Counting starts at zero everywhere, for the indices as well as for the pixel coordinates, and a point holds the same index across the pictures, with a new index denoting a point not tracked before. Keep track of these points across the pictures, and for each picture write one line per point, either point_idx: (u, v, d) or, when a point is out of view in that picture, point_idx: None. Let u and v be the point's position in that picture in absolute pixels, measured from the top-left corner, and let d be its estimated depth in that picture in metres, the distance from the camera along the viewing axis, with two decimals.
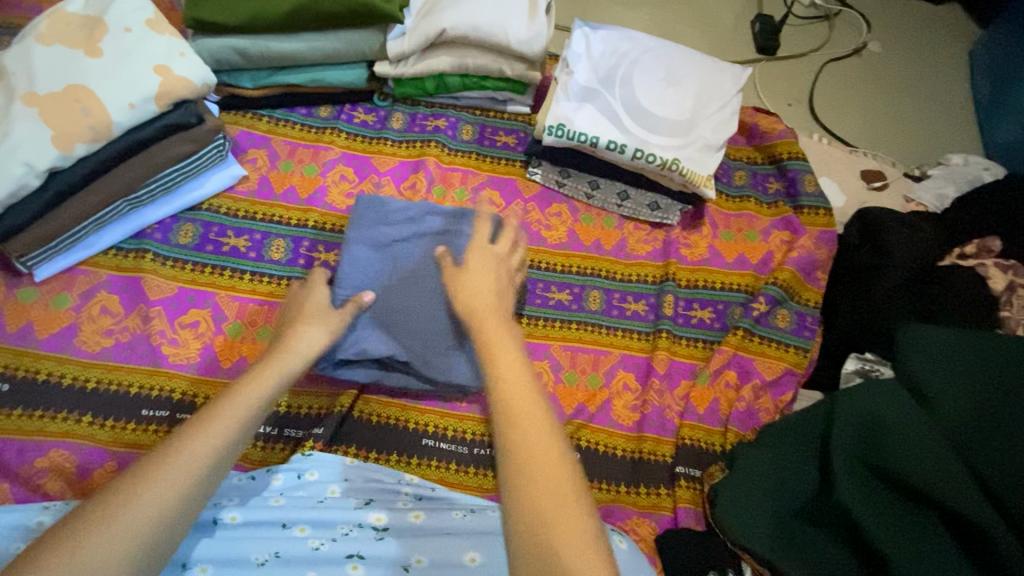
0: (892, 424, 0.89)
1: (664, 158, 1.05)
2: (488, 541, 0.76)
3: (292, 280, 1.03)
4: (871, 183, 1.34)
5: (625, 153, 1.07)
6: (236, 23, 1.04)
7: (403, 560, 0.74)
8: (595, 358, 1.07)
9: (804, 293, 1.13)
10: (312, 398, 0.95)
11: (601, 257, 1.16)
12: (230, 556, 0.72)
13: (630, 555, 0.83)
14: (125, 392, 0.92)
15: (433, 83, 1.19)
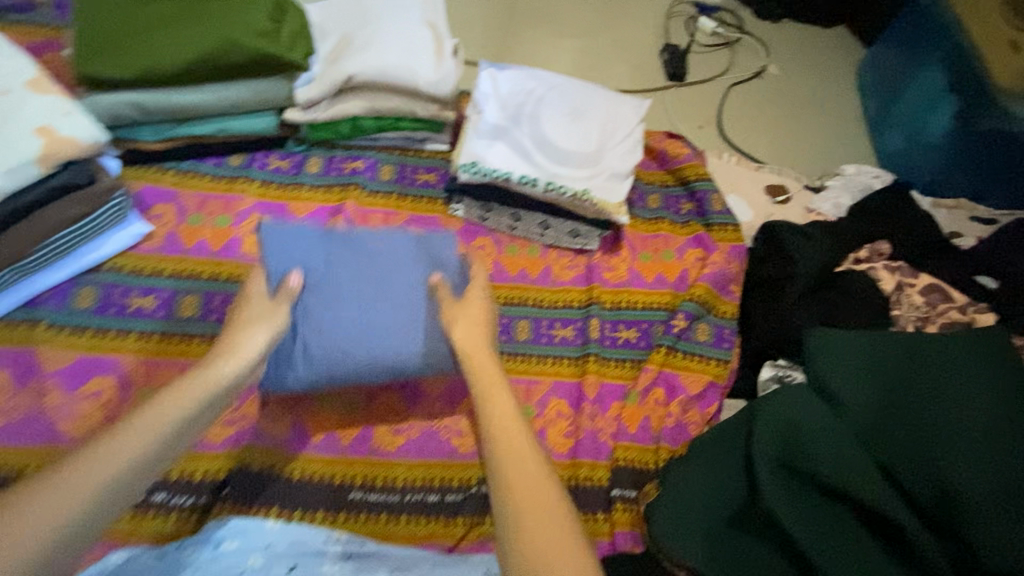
0: (809, 428, 0.93)
1: (576, 189, 1.09)
2: None
3: (204, 337, 0.98)
4: (776, 196, 1.43)
5: (538, 186, 1.09)
6: (131, 78, 1.02)
7: None
8: (527, 388, 1.07)
9: (721, 306, 1.18)
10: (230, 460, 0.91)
11: (527, 286, 1.18)
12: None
13: None
14: (17, 475, 0.85)
15: (348, 126, 1.19)
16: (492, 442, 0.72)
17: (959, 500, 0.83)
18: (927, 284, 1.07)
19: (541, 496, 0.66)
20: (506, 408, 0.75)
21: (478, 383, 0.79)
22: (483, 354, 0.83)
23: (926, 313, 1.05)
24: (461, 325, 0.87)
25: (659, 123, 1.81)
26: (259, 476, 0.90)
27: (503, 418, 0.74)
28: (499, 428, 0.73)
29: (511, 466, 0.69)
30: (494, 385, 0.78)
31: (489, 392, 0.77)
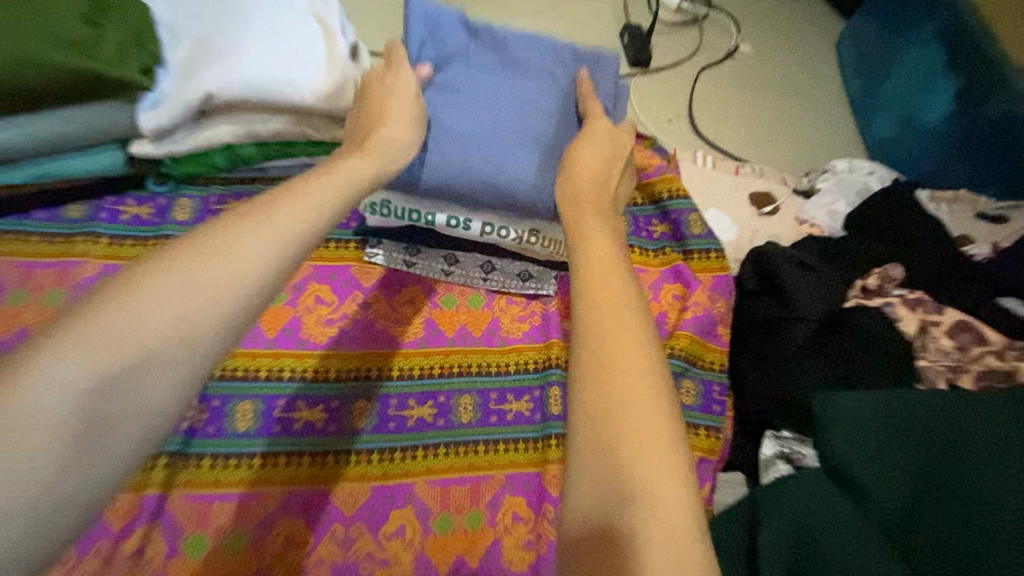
0: (816, 526, 0.73)
1: (520, 232, 0.92)
2: None
3: None
4: (762, 208, 1.21)
5: (471, 230, 0.92)
6: None
7: None
8: (472, 489, 0.84)
9: (707, 356, 0.96)
10: None
11: (469, 348, 0.95)
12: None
13: None
14: None
15: (223, 157, 0.93)
16: (588, 347, 0.48)
17: None
18: (956, 321, 0.87)
19: (643, 451, 0.43)
20: (617, 309, 0.50)
21: (580, 268, 0.55)
22: (587, 238, 0.58)
23: (960, 362, 0.85)
24: (580, 186, 0.67)
25: (625, 119, 1.57)
26: None
27: (614, 324, 0.49)
28: (600, 333, 0.48)
29: (608, 389, 0.46)
30: (603, 274, 0.53)
31: (591, 284, 0.52)
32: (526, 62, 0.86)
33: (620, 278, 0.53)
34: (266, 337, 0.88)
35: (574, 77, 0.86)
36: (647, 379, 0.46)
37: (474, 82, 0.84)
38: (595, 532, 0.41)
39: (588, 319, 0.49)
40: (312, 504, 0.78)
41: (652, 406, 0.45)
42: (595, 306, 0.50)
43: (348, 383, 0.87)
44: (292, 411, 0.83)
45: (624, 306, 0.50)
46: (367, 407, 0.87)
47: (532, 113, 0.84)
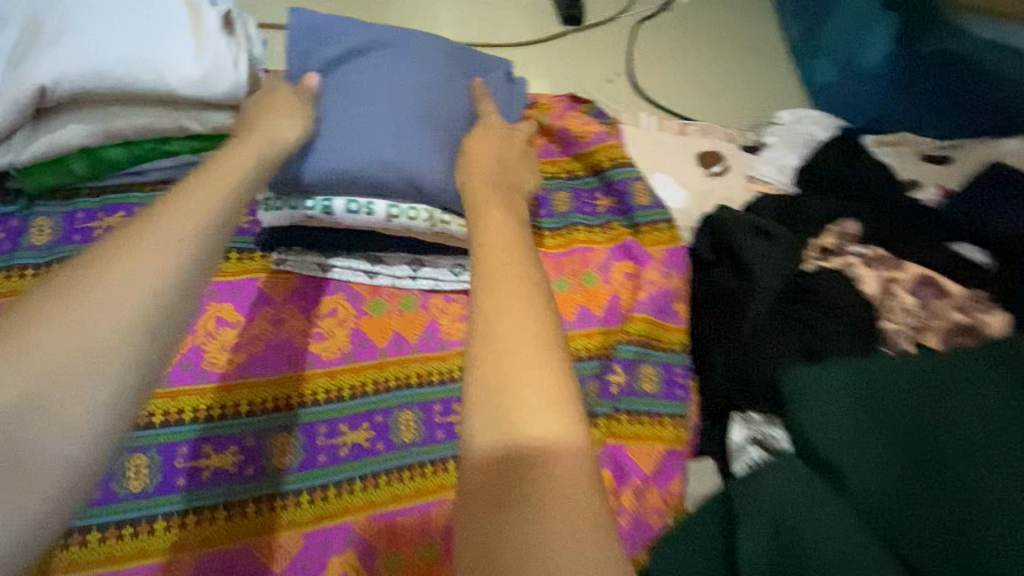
0: (801, 519, 0.66)
1: (425, 213, 0.81)
2: None
3: None
4: (710, 170, 1.13)
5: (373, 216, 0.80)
6: None
7: None
8: (424, 519, 0.74)
9: (666, 336, 0.88)
10: None
11: (405, 358, 0.83)
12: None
13: None
14: None
15: (83, 164, 0.77)
16: (482, 313, 0.41)
17: None
18: (917, 277, 0.83)
19: (537, 415, 0.37)
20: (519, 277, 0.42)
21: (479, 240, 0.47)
22: (489, 210, 0.51)
23: (921, 320, 0.81)
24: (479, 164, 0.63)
25: (561, 83, 1.46)
26: None
27: (509, 289, 0.41)
28: (494, 299, 0.41)
29: (499, 350, 0.39)
30: (498, 240, 0.46)
31: (487, 248, 0.45)
32: (416, 58, 0.84)
33: (516, 243, 0.46)
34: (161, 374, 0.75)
35: (468, 76, 0.86)
36: (542, 342, 0.39)
37: (361, 79, 0.81)
38: (487, 501, 0.35)
39: (484, 282, 0.42)
40: (234, 565, 0.67)
41: (548, 371, 0.38)
42: (487, 278, 0.42)
43: (265, 417, 0.76)
44: (200, 455, 0.72)
45: (520, 275, 0.43)
46: (292, 441, 0.75)
47: (428, 103, 0.81)
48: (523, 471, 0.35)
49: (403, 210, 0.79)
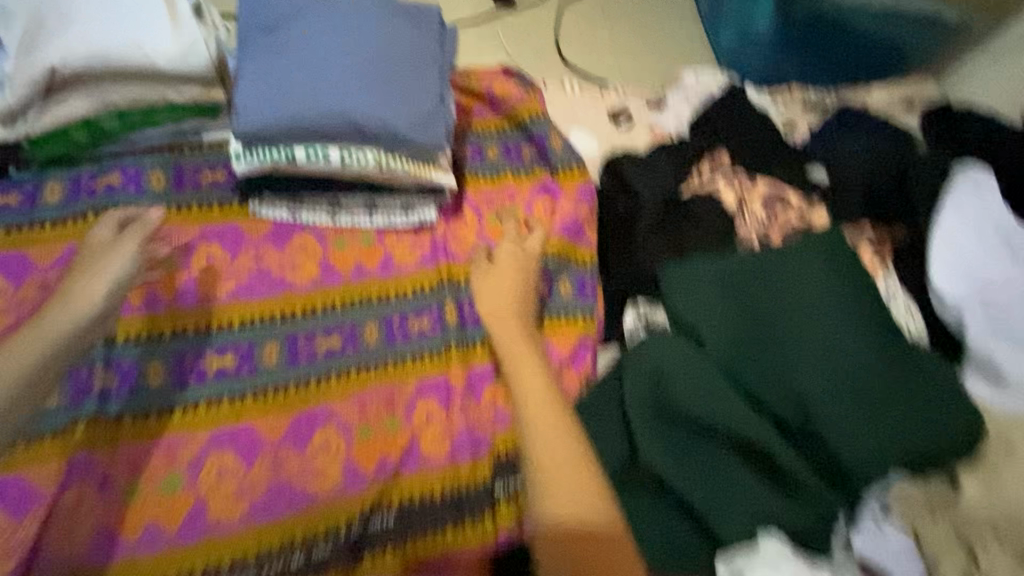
0: (675, 374, 0.89)
1: (375, 156, 0.93)
2: None
3: None
4: (618, 124, 1.34)
5: (331, 162, 0.93)
6: None
7: None
8: (389, 399, 0.95)
9: (578, 254, 1.10)
10: None
11: (367, 282, 1.03)
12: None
13: None
14: None
15: (86, 134, 0.95)
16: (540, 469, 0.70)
17: (814, 408, 0.84)
18: (766, 191, 1.06)
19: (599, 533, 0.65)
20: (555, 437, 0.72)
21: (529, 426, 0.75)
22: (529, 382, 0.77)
23: (769, 223, 1.03)
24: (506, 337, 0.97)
25: (495, 58, 1.65)
26: None
27: (570, 477, 0.68)
28: (553, 482, 0.68)
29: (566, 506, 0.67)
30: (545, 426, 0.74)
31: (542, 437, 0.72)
32: (355, 14, 0.95)
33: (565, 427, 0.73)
34: (164, 301, 0.93)
35: (398, 26, 0.97)
36: (590, 496, 0.67)
37: (306, 35, 0.93)
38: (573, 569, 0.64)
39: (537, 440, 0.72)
40: (239, 439, 0.86)
41: (591, 497, 0.67)
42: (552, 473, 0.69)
43: (254, 330, 0.94)
44: (204, 360, 0.90)
45: (565, 465, 0.69)
46: (278, 347, 0.94)
47: (364, 56, 0.93)
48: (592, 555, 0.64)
49: (355, 154, 0.92)
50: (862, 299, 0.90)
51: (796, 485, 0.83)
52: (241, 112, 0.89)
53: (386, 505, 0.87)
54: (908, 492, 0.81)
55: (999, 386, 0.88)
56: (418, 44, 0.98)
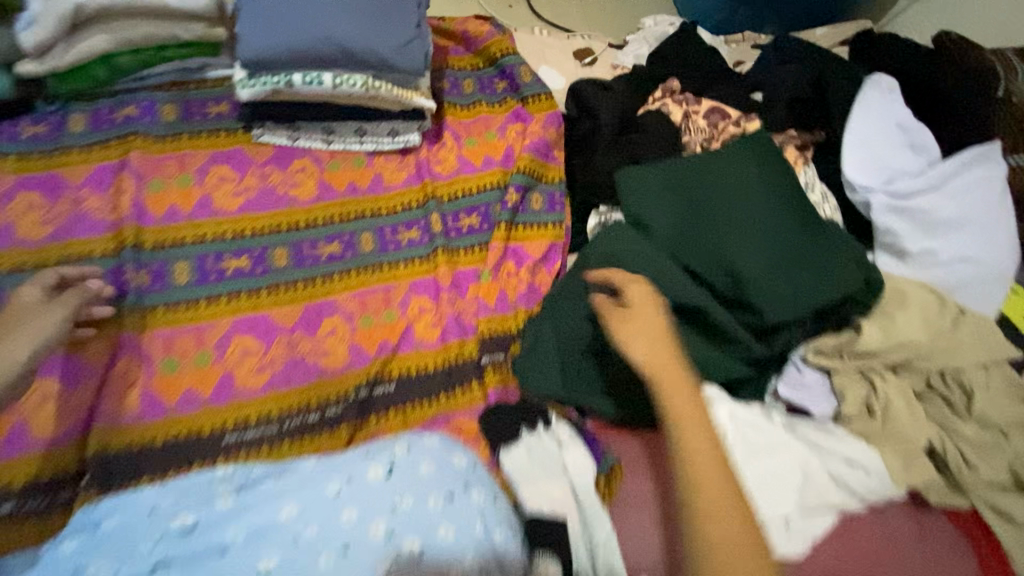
0: (627, 258, 1.04)
1: (362, 78, 1.06)
2: (304, 489, 0.80)
3: None
4: (583, 60, 1.47)
5: (324, 85, 1.06)
6: None
7: (223, 543, 0.74)
8: (385, 295, 1.09)
9: (547, 173, 1.25)
10: (51, 459, 0.83)
11: (361, 198, 1.16)
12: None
13: (439, 445, 0.86)
14: None
15: (104, 69, 1.07)
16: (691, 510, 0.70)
17: (743, 275, 0.99)
18: (709, 107, 1.21)
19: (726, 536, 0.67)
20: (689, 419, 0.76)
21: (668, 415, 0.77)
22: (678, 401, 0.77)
23: (711, 134, 1.18)
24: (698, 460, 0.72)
25: (470, 10, 1.77)
26: (121, 456, 0.84)
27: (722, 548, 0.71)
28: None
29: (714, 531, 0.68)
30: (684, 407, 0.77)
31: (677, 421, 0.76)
32: None
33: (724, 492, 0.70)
34: (182, 213, 1.05)
35: None
36: (749, 536, 0.67)
37: None
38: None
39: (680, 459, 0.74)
40: (256, 324, 1.00)
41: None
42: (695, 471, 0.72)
43: (264, 237, 1.07)
44: (222, 262, 1.03)
45: (711, 450, 0.73)
46: (286, 253, 1.07)
47: None
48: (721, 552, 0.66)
49: (344, 77, 1.05)
50: (789, 193, 1.06)
51: (730, 339, 0.99)
52: (243, 35, 1.03)
53: (385, 377, 1.01)
54: (822, 345, 0.97)
55: (903, 258, 1.06)
56: None
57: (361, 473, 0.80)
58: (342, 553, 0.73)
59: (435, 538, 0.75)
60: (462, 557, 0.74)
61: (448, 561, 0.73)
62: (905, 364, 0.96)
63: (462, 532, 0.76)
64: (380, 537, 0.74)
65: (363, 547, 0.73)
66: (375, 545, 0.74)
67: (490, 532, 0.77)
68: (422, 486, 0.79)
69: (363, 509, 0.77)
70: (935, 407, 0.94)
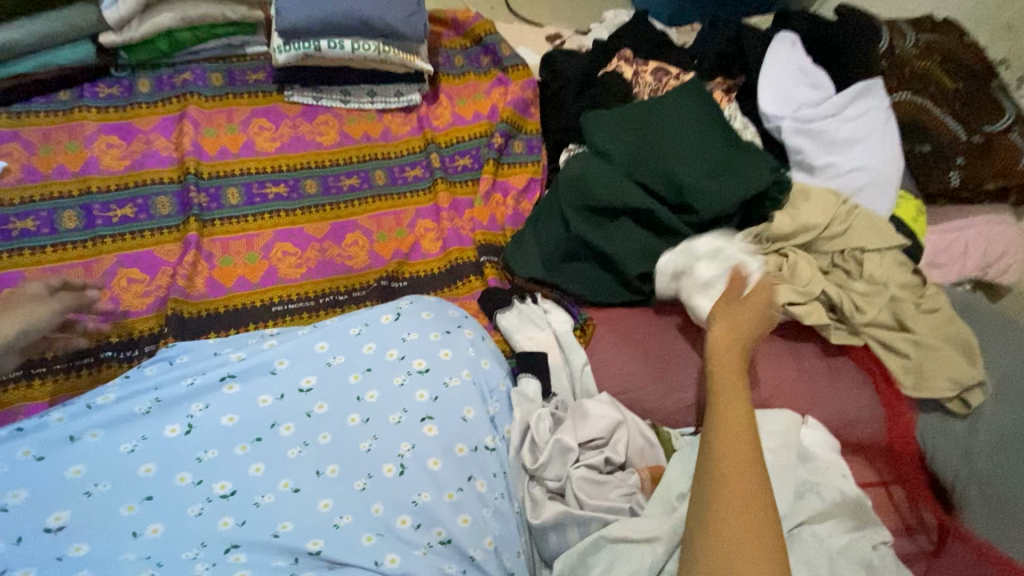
0: (592, 173, 1.24)
1: (376, 44, 1.38)
2: (332, 331, 0.89)
3: (100, 236, 1.12)
4: (554, 43, 1.75)
5: (346, 48, 1.37)
6: None
7: (269, 365, 0.85)
8: (396, 216, 1.31)
9: (526, 125, 1.50)
10: (137, 323, 1.04)
11: (373, 144, 1.40)
12: (59, 494, 0.71)
13: (433, 309, 0.94)
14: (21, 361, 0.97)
15: (166, 42, 1.34)
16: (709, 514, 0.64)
17: (682, 184, 1.24)
18: (654, 67, 1.48)
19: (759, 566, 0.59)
20: (739, 434, 0.68)
21: (711, 416, 0.71)
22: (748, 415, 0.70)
23: (657, 87, 1.46)
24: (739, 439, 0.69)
25: None
26: (192, 320, 1.07)
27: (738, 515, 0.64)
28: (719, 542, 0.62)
29: (716, 542, 0.61)
30: (732, 428, 0.69)
31: (720, 435, 0.69)
32: None
33: (760, 522, 0.62)
34: (231, 152, 1.29)
35: None
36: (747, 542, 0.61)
37: None
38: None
39: (712, 463, 0.67)
40: (293, 234, 1.22)
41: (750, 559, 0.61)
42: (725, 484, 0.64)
43: (298, 171, 1.31)
44: (264, 189, 1.26)
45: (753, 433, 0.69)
46: (315, 184, 1.30)
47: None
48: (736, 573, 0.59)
49: (361, 43, 1.37)
50: (717, 121, 1.33)
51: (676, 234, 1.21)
52: (281, 11, 1.32)
53: (401, 276, 1.23)
54: (756, 233, 1.21)
55: (812, 172, 1.31)
56: None
57: (375, 317, 0.91)
58: (367, 372, 0.86)
59: (438, 359, 0.88)
60: (458, 371, 0.88)
61: (449, 372, 0.87)
62: (812, 244, 1.21)
63: (458, 354, 0.90)
64: (394, 358, 0.87)
65: (384, 366, 0.86)
66: (391, 363, 0.86)
67: (480, 357, 0.92)
68: (424, 325, 0.91)
69: (381, 341, 0.89)
70: (833, 275, 1.19)
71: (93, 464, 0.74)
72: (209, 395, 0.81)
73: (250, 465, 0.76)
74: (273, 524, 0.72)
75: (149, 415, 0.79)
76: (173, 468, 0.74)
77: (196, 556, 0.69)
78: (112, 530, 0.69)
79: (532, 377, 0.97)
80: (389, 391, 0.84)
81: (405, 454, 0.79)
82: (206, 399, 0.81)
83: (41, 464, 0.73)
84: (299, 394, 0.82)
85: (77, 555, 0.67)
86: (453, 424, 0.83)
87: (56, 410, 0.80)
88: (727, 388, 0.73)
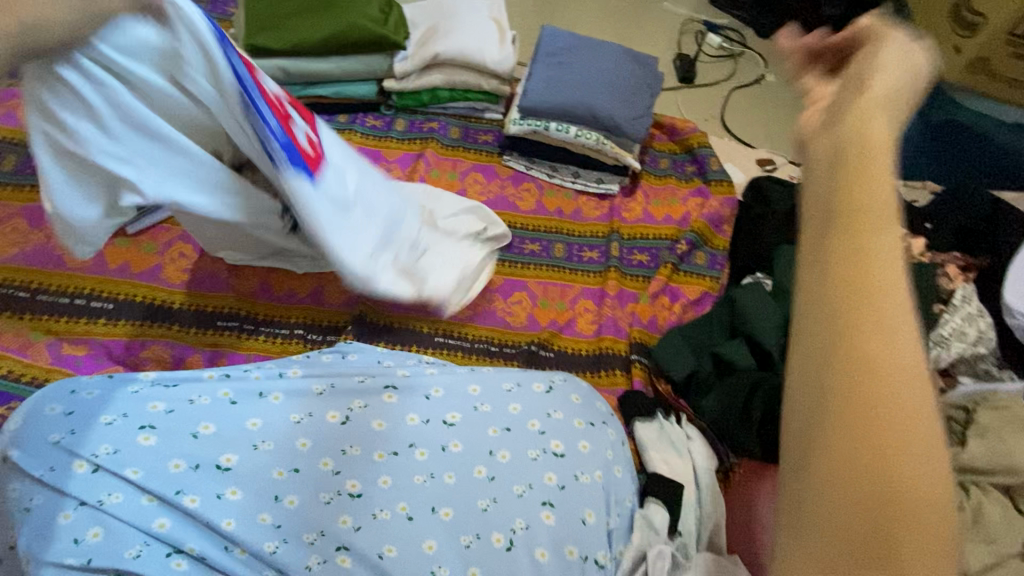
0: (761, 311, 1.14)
1: (597, 137, 1.48)
2: (487, 377, 0.94)
3: None
4: (765, 167, 1.68)
5: (570, 133, 1.48)
6: None
7: (425, 390, 0.91)
8: (562, 290, 1.34)
9: (714, 240, 1.47)
10: (331, 314, 1.19)
11: (562, 220, 1.47)
12: (234, 439, 0.83)
13: (583, 407, 0.92)
14: (261, 318, 1.16)
15: (427, 95, 1.58)
16: (816, 397, 0.32)
17: None
18: None
19: (930, 519, 0.30)
20: (856, 260, 0.34)
21: (824, 201, 0.36)
22: (866, 207, 0.35)
23: None
24: (843, 219, 0.35)
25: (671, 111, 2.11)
26: (376, 326, 1.19)
27: (846, 361, 0.32)
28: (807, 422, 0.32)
29: (824, 498, 0.31)
30: (854, 213, 0.35)
31: (844, 240, 0.34)
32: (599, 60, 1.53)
33: (888, 368, 0.31)
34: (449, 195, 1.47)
35: (621, 78, 1.52)
36: (860, 413, 0.31)
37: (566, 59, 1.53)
38: None
39: (825, 301, 0.33)
40: None
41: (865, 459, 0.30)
42: (827, 300, 0.34)
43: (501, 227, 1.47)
44: None
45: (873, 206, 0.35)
46: None
47: (603, 82, 1.50)
48: (890, 551, 0.29)
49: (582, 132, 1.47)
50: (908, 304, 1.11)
51: None
52: (528, 92, 1.48)
53: (551, 346, 1.25)
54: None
55: None
56: (637, 81, 1.54)
57: (528, 382, 0.94)
58: (505, 431, 0.88)
59: (575, 448, 0.87)
60: (592, 468, 0.86)
61: (583, 466, 0.85)
62: (1020, 488, 0.97)
63: (596, 450, 0.88)
64: (535, 430, 0.88)
65: (522, 433, 0.87)
66: (530, 434, 0.87)
67: (615, 463, 0.89)
68: (571, 408, 0.91)
69: (527, 408, 0.90)
70: None
71: (267, 421, 0.85)
72: (371, 398, 0.89)
73: (380, 477, 0.82)
74: (380, 545, 0.76)
75: (322, 395, 0.89)
76: (322, 452, 0.83)
77: (313, 542, 0.76)
78: (263, 488, 0.79)
79: (662, 505, 0.90)
80: (521, 459, 0.85)
81: (517, 531, 0.79)
82: (368, 400, 0.89)
83: (233, 407, 0.86)
84: (444, 428, 0.87)
85: (229, 503, 0.77)
86: (570, 522, 0.80)
87: (257, 371, 0.94)
88: (872, 158, 0.36)
